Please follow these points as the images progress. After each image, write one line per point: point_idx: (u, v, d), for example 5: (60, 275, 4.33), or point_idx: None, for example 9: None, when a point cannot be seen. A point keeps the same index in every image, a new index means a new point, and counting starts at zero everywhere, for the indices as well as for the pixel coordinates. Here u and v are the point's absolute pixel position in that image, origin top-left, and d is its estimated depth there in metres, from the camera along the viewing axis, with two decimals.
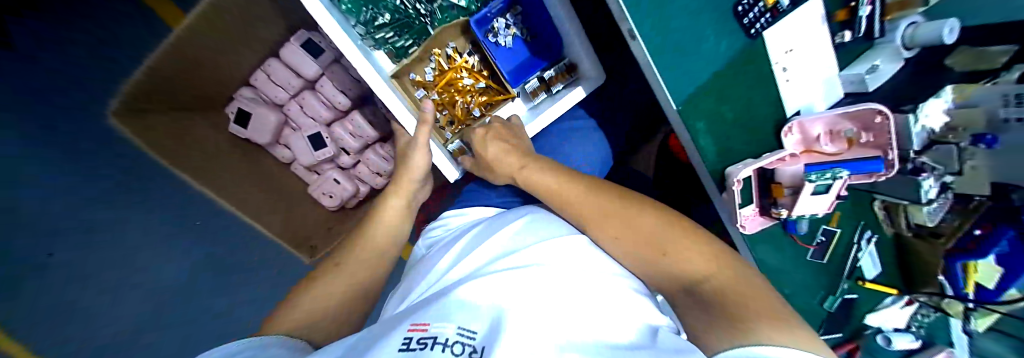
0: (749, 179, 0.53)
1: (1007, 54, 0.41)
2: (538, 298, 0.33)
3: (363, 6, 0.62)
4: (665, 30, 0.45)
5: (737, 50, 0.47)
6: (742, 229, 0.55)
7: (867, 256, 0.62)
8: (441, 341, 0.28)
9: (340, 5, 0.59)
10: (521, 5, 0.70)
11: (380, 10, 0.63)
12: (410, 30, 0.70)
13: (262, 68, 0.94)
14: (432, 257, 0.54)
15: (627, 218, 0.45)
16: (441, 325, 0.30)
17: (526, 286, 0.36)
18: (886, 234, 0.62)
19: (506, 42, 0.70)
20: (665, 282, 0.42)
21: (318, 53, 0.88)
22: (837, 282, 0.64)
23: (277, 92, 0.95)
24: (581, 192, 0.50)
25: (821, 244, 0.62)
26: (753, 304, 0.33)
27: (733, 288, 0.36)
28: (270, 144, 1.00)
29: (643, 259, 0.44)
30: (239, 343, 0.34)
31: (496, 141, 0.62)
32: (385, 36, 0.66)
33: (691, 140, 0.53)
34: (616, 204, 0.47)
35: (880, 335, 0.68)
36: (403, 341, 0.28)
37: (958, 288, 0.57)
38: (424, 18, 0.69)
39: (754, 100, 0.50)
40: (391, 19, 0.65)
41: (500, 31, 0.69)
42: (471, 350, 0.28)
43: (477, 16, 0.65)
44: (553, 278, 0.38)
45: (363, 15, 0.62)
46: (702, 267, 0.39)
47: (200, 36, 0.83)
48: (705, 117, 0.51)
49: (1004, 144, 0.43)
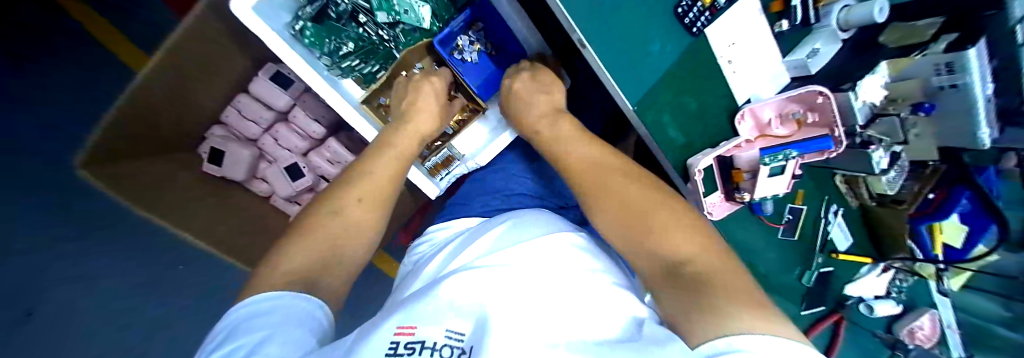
0: (710, 168, 0.54)
1: (934, 26, 0.42)
2: (519, 297, 0.34)
3: (325, 37, 0.64)
4: (609, 37, 0.47)
5: (682, 48, 0.49)
6: (710, 216, 0.57)
7: (836, 227, 0.64)
8: (428, 345, 0.28)
9: (303, 39, 0.63)
10: (482, 21, 0.73)
11: (342, 39, 0.65)
12: (375, 55, 0.71)
13: (233, 105, 0.97)
14: (415, 273, 0.54)
15: (618, 186, 0.43)
16: (429, 328, 0.30)
17: (507, 281, 0.37)
18: (851, 206, 0.65)
19: (472, 58, 0.72)
20: (642, 259, 0.37)
21: (288, 84, 0.92)
22: (811, 256, 0.66)
23: (250, 127, 0.98)
24: (586, 155, 0.49)
25: (790, 221, 0.64)
26: (732, 291, 0.29)
27: (712, 271, 0.32)
28: (246, 180, 1.01)
29: (618, 234, 0.40)
30: (256, 304, 0.31)
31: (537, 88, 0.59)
32: (351, 65, 0.68)
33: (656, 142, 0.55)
34: (615, 175, 0.44)
35: (862, 304, 0.68)
36: (390, 344, 0.27)
37: (927, 250, 0.60)
38: (388, 43, 0.71)
39: (705, 91, 0.52)
40: (355, 46, 0.67)
41: (465, 48, 0.71)
42: (460, 352, 0.28)
43: (440, 37, 0.67)
44: (530, 277, 0.38)
45: (325, 46, 0.64)
46: (686, 245, 0.35)
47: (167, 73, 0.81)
48: (663, 113, 0.53)
49: (941, 110, 0.44)
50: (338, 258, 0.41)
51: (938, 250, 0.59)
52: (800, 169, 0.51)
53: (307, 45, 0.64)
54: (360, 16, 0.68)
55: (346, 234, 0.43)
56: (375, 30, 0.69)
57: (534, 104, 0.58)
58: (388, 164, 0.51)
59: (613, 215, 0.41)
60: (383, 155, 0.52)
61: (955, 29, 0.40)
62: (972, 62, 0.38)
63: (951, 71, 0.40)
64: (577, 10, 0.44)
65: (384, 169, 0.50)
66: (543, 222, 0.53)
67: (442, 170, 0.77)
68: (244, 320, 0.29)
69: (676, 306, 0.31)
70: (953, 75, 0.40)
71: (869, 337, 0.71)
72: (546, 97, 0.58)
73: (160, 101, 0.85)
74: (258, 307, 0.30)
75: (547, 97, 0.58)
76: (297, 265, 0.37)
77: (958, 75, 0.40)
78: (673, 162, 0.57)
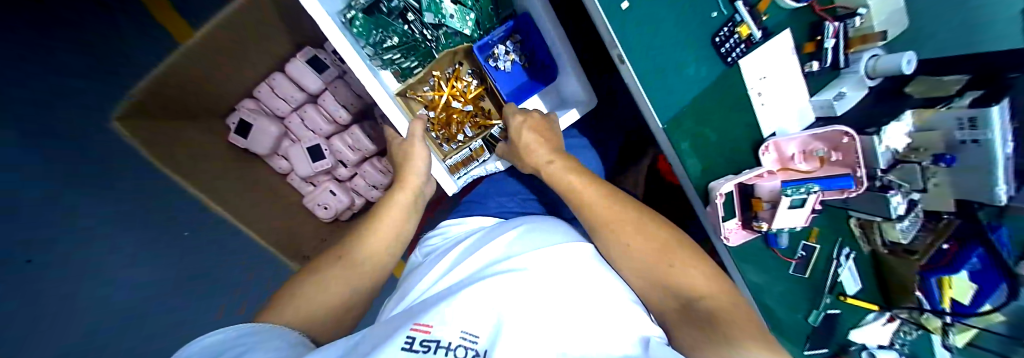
0: (731, 194, 0.56)
1: (959, 83, 0.45)
2: (536, 303, 0.35)
3: (373, 29, 0.67)
4: (646, 57, 0.49)
5: (715, 76, 0.52)
6: (727, 242, 0.58)
7: (846, 271, 0.64)
8: (443, 345, 0.31)
9: (352, 28, 0.65)
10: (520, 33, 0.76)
11: (389, 33, 0.69)
12: (416, 53, 0.75)
13: (267, 81, 0.99)
14: (429, 263, 0.55)
15: (641, 228, 0.47)
16: (445, 328, 0.32)
17: (522, 286, 0.37)
18: (863, 252, 0.64)
19: (505, 67, 0.77)
20: (663, 295, 0.43)
21: (323, 69, 0.95)
22: (819, 297, 0.67)
23: (280, 105, 1.01)
24: (599, 196, 0.51)
25: (802, 257, 0.67)
26: (745, 327, 0.37)
27: (725, 310, 0.39)
28: (269, 155, 1.05)
29: (628, 259, 0.46)
30: (251, 326, 0.37)
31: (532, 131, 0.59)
32: (391, 58, 0.71)
33: (679, 162, 0.58)
34: (635, 215, 0.49)
35: (865, 352, 0.66)
36: (406, 339, 0.30)
37: (934, 303, 0.58)
38: (429, 42, 0.75)
39: (731, 121, 0.55)
40: (399, 42, 0.70)
41: (500, 57, 0.75)
42: (473, 353, 0.30)
43: (479, 43, 0.71)
44: (544, 281, 0.39)
45: (372, 37, 0.67)
46: (704, 285, 0.42)
47: (201, 61, 0.87)
48: (688, 138, 0.55)
49: (962, 163, 0.46)
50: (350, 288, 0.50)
51: (945, 302, 0.57)
52: (819, 205, 0.52)
53: (355, 34, 0.65)
54: (409, 15, 0.73)
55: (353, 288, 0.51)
56: (422, 29, 0.74)
57: (536, 141, 0.59)
58: (393, 215, 0.60)
59: (632, 260, 0.46)
60: (393, 209, 0.60)
61: (982, 86, 0.44)
62: (995, 117, 0.40)
63: (975, 126, 0.42)
64: (623, 29, 0.47)
65: (392, 227, 0.59)
66: (559, 230, 0.53)
67: (462, 168, 0.78)
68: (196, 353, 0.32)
69: (699, 338, 0.37)
70: (975, 130, 0.42)
71: None
72: (543, 141, 0.59)
73: (202, 77, 0.90)
74: (246, 327, 0.36)
75: (544, 140, 0.60)
76: (333, 294, 0.48)
77: (980, 131, 0.42)
78: (693, 181, 0.58)
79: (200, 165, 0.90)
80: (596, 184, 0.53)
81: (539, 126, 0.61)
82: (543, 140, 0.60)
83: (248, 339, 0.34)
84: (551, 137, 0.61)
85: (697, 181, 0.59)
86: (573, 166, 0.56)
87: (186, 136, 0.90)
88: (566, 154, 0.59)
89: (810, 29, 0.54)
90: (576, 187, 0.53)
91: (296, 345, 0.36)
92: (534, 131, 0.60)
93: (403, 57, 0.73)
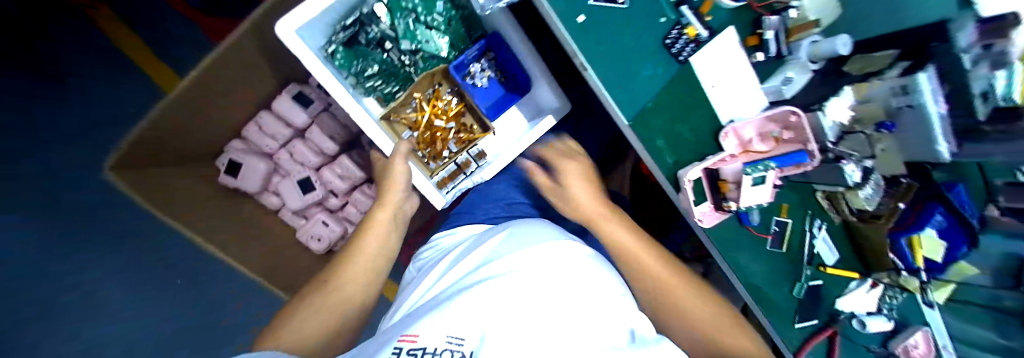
0: (699, 180, 0.59)
1: (889, 56, 0.49)
2: (518, 302, 0.37)
3: (353, 60, 0.71)
4: (600, 63, 0.55)
5: (671, 74, 0.56)
6: (700, 223, 0.59)
7: (821, 242, 0.67)
8: (430, 350, 0.31)
9: (333, 61, 0.70)
10: (493, 51, 0.79)
11: (369, 62, 0.73)
12: (395, 78, 0.79)
13: (254, 121, 1.03)
14: (417, 280, 0.57)
15: (656, 260, 0.58)
16: (430, 335, 0.33)
17: (506, 289, 0.39)
18: (834, 223, 0.67)
19: (482, 83, 0.81)
20: (677, 323, 0.54)
21: (308, 104, 1.00)
22: (800, 269, 0.70)
23: (268, 142, 1.04)
24: (626, 232, 0.62)
25: (776, 233, 0.67)
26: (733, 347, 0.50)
27: (723, 337, 0.51)
28: (259, 192, 1.06)
29: (657, 306, 0.56)
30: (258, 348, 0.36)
31: (565, 157, 0.77)
32: (374, 84, 0.76)
33: (649, 156, 0.62)
34: (648, 249, 0.60)
35: (854, 319, 0.69)
36: (393, 350, 0.32)
37: (908, 263, 0.61)
38: (408, 67, 0.78)
39: (698, 113, 0.58)
40: (379, 69, 0.75)
41: (477, 74, 0.80)
42: (460, 355, 0.31)
43: (454, 63, 0.76)
44: (528, 281, 0.41)
45: (354, 68, 0.72)
46: (710, 313, 0.54)
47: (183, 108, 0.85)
48: (655, 133, 0.59)
49: (901, 125, 0.50)
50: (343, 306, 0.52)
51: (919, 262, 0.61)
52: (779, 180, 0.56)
53: (337, 66, 0.70)
54: (387, 44, 0.75)
55: (347, 305, 0.53)
56: (399, 55, 0.76)
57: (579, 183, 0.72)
58: (380, 227, 0.64)
59: (655, 287, 0.56)
60: (376, 224, 0.64)
61: (913, 57, 0.47)
62: (924, 83, 0.44)
63: (907, 93, 0.46)
64: (580, 37, 0.53)
65: (376, 241, 0.62)
66: (541, 230, 0.56)
67: (450, 183, 0.82)
68: None
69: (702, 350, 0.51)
70: (907, 96, 0.46)
71: (865, 352, 0.72)
72: (592, 186, 0.72)
73: (181, 124, 0.88)
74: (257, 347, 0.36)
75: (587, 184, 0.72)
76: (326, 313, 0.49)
77: (912, 97, 0.45)
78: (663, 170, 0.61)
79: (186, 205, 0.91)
80: (621, 221, 0.64)
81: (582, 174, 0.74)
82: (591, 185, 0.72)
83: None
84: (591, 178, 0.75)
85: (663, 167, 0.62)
86: (598, 202, 0.68)
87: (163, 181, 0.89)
88: (600, 192, 0.71)
89: (753, 23, 0.58)
90: (606, 226, 0.63)
91: None
92: (567, 156, 0.78)
93: (385, 83, 0.78)
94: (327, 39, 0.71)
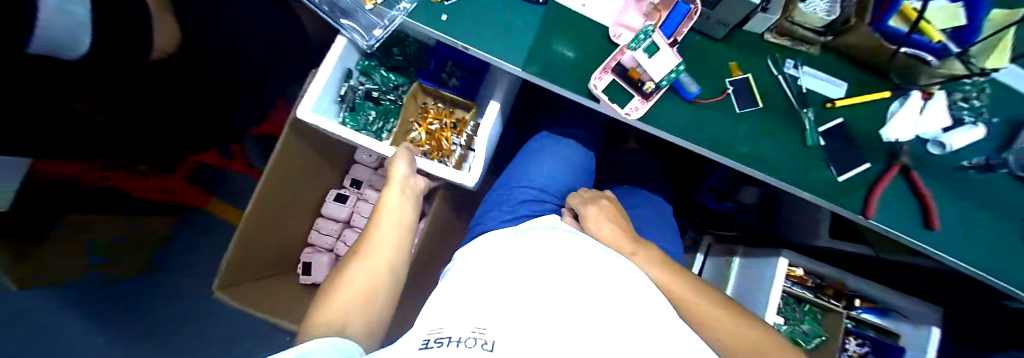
0: (613, 82, 0.58)
1: None
2: (567, 297, 0.31)
3: (356, 117, 0.87)
4: (475, 41, 0.60)
5: (541, 17, 0.61)
6: (630, 117, 0.58)
7: (805, 77, 0.58)
8: (454, 340, 0.27)
9: (343, 124, 0.85)
10: (451, 61, 0.94)
11: (366, 111, 0.88)
12: (391, 115, 0.94)
13: (315, 228, 1.32)
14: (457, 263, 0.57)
15: (727, 313, 0.48)
16: (456, 327, 0.29)
17: (557, 285, 0.34)
18: (808, 54, 0.59)
19: (451, 81, 0.94)
20: None
21: (346, 199, 1.30)
22: (797, 114, 0.57)
23: (327, 239, 1.30)
24: (686, 285, 0.50)
25: (737, 91, 0.58)
26: None
27: None
28: (330, 281, 1.28)
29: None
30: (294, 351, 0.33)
31: (606, 221, 0.62)
32: (380, 127, 0.89)
33: (566, 93, 0.61)
34: (712, 301, 0.49)
35: (930, 144, 0.56)
36: (422, 341, 0.29)
37: (930, 48, 0.49)
38: (395, 101, 0.92)
39: (583, 35, 0.60)
40: (377, 113, 0.89)
41: (445, 79, 0.94)
42: (482, 343, 0.26)
43: (422, 76, 0.92)
44: (594, 281, 0.35)
45: (361, 120, 0.87)
46: None
47: (268, 227, 1.10)
48: (555, 73, 0.60)
49: None
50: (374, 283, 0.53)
51: (937, 39, 0.49)
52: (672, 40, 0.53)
53: (349, 127, 0.86)
54: (372, 92, 0.89)
55: (368, 281, 0.52)
56: (387, 97, 0.92)
57: (606, 229, 0.61)
58: (393, 214, 0.65)
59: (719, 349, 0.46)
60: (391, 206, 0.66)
61: None
62: None
63: None
64: (452, 32, 0.60)
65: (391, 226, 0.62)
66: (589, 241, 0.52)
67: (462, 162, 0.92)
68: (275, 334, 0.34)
69: None
70: None
71: (958, 174, 0.55)
72: (619, 228, 0.61)
73: (265, 241, 1.11)
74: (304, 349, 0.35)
75: (617, 227, 0.61)
76: (356, 290, 0.51)
77: None
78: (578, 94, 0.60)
79: (272, 304, 1.06)
80: (671, 264, 0.54)
81: (607, 211, 0.65)
82: (617, 227, 0.62)
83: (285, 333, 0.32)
84: (622, 222, 0.64)
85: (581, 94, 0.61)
86: (644, 245, 0.58)
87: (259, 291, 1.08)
88: (636, 236, 0.61)
89: None
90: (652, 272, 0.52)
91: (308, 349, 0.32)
92: (607, 220, 0.62)
93: (385, 122, 0.92)
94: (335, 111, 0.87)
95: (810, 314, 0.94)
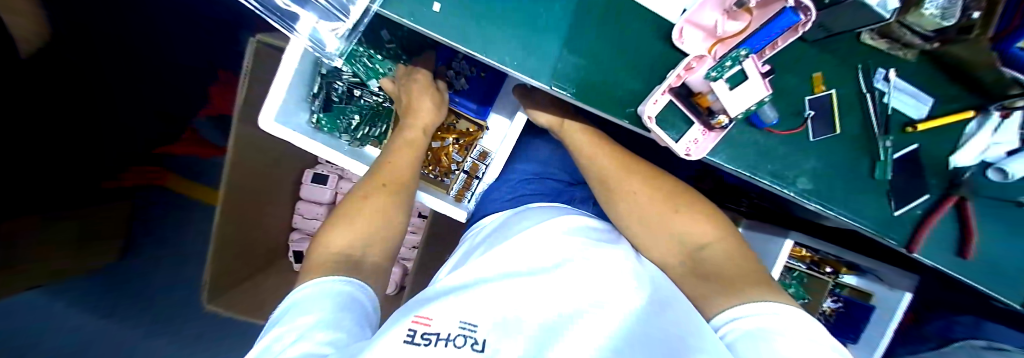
0: (671, 105, 0.47)
1: None
2: (537, 292, 0.39)
3: (337, 120, 0.79)
4: (485, 44, 0.45)
5: (578, 6, 0.44)
6: (689, 156, 0.48)
7: (894, 95, 0.49)
8: (443, 337, 0.31)
9: (323, 128, 0.79)
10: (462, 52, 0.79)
11: (349, 115, 0.79)
12: (380, 118, 0.82)
13: (296, 212, 1.19)
14: (456, 259, 0.59)
15: (668, 198, 0.60)
16: (445, 322, 0.33)
17: (537, 287, 0.40)
18: (909, 61, 0.48)
19: (460, 85, 0.80)
20: (683, 263, 0.56)
21: (325, 180, 1.14)
22: (875, 142, 0.50)
23: (312, 224, 1.19)
24: (638, 180, 0.63)
25: (817, 117, 0.49)
26: (748, 280, 0.48)
27: (738, 260, 0.53)
28: None
29: (652, 234, 0.59)
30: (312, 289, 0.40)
31: (579, 131, 0.71)
32: (366, 132, 0.81)
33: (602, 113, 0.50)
34: (655, 189, 0.62)
35: (990, 170, 0.50)
36: (407, 332, 0.30)
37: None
38: (384, 103, 0.80)
39: (632, 39, 0.46)
40: (361, 116, 0.79)
41: (454, 79, 0.80)
42: (473, 341, 0.30)
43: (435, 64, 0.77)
44: (575, 277, 0.41)
45: (340, 126, 0.79)
46: (719, 250, 0.54)
47: (245, 228, 0.98)
48: (592, 89, 0.48)
49: None
50: (369, 250, 0.52)
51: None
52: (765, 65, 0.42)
53: (327, 131, 0.79)
54: (356, 90, 0.77)
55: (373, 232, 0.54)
56: (372, 97, 0.79)
57: (582, 138, 0.71)
58: (404, 153, 0.65)
59: (648, 232, 0.59)
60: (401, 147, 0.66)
61: None
62: None
63: None
64: (445, 30, 0.44)
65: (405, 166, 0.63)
66: (589, 230, 0.58)
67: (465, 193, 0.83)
68: (318, 286, 0.40)
69: (708, 292, 0.49)
70: None
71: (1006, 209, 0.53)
72: (592, 138, 0.71)
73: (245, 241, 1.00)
74: (310, 291, 0.40)
75: (591, 136, 0.71)
76: (334, 248, 0.49)
77: None
78: (618, 117, 0.50)
79: (259, 303, 1.03)
80: (632, 167, 0.66)
81: (588, 131, 0.72)
82: (590, 136, 0.71)
83: (316, 295, 0.38)
84: (599, 137, 0.72)
85: (620, 113, 0.50)
86: (608, 152, 0.68)
87: (248, 290, 1.02)
88: (610, 144, 0.71)
89: None
90: (604, 172, 0.66)
91: (344, 301, 0.38)
92: (580, 131, 0.71)
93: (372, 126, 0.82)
94: (310, 110, 0.78)
95: (797, 279, 1.01)
